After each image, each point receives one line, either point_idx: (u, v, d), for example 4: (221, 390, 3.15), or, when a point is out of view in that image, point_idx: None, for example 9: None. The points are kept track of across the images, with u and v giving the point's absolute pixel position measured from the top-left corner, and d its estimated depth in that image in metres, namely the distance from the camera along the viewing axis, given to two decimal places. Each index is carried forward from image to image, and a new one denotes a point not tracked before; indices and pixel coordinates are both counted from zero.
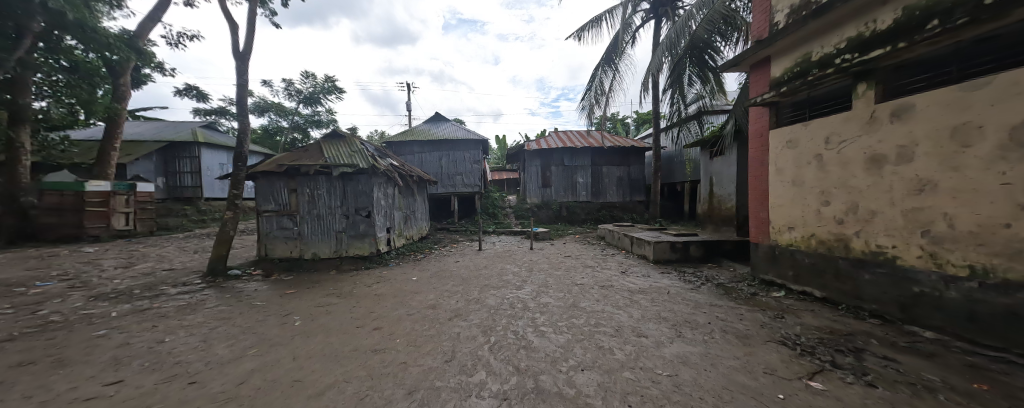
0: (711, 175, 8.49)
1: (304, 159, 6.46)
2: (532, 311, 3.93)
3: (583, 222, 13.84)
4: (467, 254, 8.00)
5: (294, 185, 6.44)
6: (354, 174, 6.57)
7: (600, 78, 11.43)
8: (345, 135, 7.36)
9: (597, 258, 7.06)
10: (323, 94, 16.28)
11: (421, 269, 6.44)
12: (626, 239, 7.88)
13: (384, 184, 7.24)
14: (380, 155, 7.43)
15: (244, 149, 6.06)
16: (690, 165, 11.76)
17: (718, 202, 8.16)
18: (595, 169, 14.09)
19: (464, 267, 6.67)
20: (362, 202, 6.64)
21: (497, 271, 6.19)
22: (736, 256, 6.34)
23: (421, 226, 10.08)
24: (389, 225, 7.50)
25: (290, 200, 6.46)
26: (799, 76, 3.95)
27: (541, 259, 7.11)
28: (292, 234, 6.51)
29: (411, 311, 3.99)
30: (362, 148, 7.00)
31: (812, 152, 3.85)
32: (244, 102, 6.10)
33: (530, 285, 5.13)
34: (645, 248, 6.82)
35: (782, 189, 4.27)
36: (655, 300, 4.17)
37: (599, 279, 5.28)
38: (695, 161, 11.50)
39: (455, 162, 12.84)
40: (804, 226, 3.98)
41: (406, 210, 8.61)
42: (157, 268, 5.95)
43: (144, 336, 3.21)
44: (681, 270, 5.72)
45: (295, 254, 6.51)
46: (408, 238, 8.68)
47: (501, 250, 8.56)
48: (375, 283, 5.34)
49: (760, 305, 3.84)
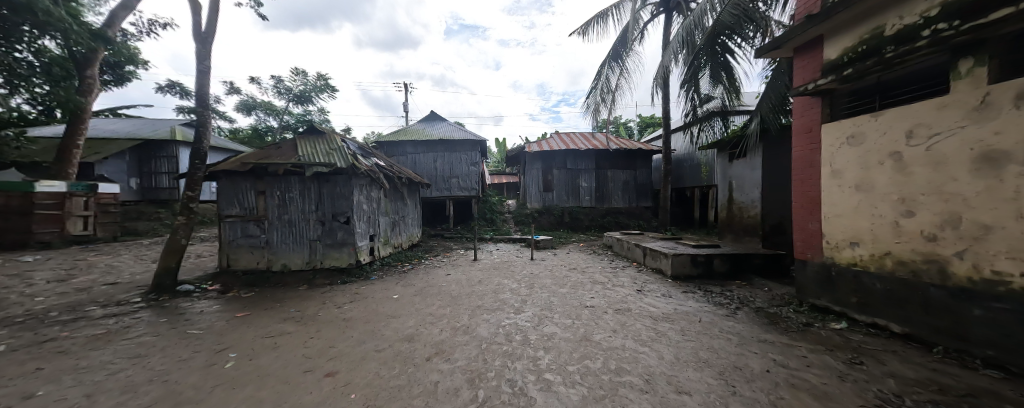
0: (731, 179, 7.71)
1: (274, 157, 5.67)
2: (534, 347, 3.11)
3: (587, 228, 13.02)
4: (461, 266, 7.17)
5: (262, 187, 5.65)
6: (333, 175, 5.80)
7: (606, 75, 10.68)
8: (326, 132, 6.60)
9: (606, 271, 6.25)
10: (315, 93, 15.60)
11: (406, 284, 5.62)
12: (637, 250, 7.11)
13: (369, 187, 6.47)
14: (365, 154, 6.67)
15: (204, 145, 5.28)
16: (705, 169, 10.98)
17: (739, 210, 7.36)
18: (599, 173, 13.33)
19: (456, 281, 5.86)
20: (340, 206, 5.85)
21: (493, 287, 5.37)
22: (768, 272, 5.51)
23: (412, 233, 9.27)
24: (373, 232, 6.71)
25: (257, 204, 5.67)
26: (866, 56, 3.17)
27: (544, 273, 6.31)
28: (259, 243, 5.71)
29: (382, 345, 3.16)
30: (344, 146, 6.23)
31: (886, 150, 3.06)
32: (206, 92, 5.34)
33: (531, 308, 4.31)
34: (661, 261, 6.02)
35: (841, 194, 3.48)
36: (686, 332, 3.35)
37: (612, 301, 4.46)
38: (709, 165, 10.75)
39: (451, 164, 12.08)
40: (875, 241, 3.17)
41: (394, 216, 7.82)
42: (98, 282, 5.13)
43: (10, 387, 2.38)
44: (707, 290, 4.91)
45: (263, 265, 5.70)
46: (396, 246, 7.87)
47: (498, 260, 7.74)
48: (348, 302, 4.51)
49: (823, 343, 3.01)
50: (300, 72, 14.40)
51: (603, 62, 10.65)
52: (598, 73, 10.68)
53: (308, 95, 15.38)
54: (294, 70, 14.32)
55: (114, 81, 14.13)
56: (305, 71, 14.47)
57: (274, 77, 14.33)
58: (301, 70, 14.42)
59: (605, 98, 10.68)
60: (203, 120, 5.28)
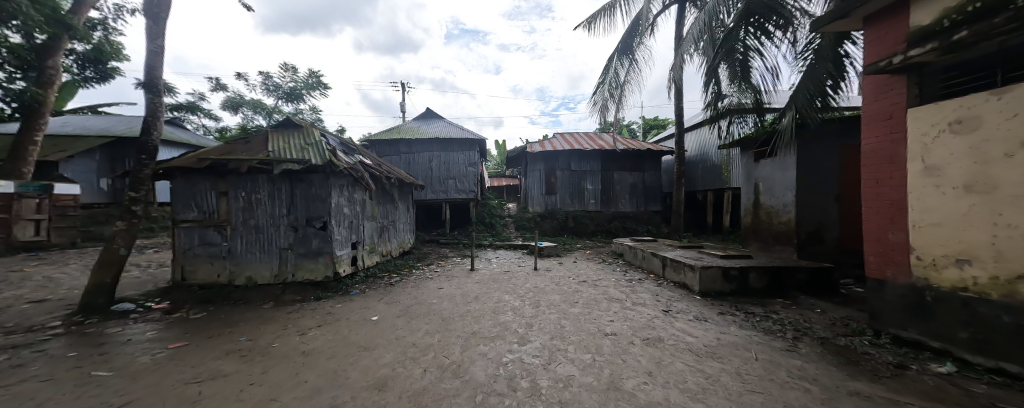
0: (757, 181, 6.94)
1: (239, 152, 4.91)
2: (546, 400, 2.30)
3: (592, 234, 12.19)
4: (456, 278, 6.34)
5: (224, 187, 4.87)
6: (306, 173, 5.01)
7: (615, 69, 9.92)
8: (304, 125, 5.82)
9: (622, 286, 5.45)
10: (306, 90, 14.92)
11: (390, 302, 4.78)
12: (655, 260, 6.31)
13: (351, 187, 5.68)
14: (347, 150, 5.91)
15: (154, 139, 4.50)
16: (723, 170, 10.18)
17: (769, 215, 6.56)
18: (605, 175, 12.58)
19: (449, 298, 5.03)
20: (316, 210, 5.06)
21: (492, 306, 4.55)
22: (815, 288, 4.71)
23: (403, 239, 8.47)
24: (357, 239, 5.92)
25: (219, 207, 4.89)
26: (983, 16, 2.36)
27: (550, 288, 5.48)
28: (220, 252, 4.90)
29: (341, 397, 2.35)
30: (323, 141, 5.46)
31: (1015, 140, 2.22)
32: (157, 76, 4.57)
33: (539, 335, 3.49)
34: (685, 274, 5.23)
35: (943, 196, 2.67)
36: (745, 378, 2.53)
37: (637, 327, 3.66)
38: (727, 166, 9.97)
39: (447, 164, 11.31)
40: (998, 260, 2.35)
41: (382, 220, 7.03)
42: (20, 299, 4.30)
43: None
44: (749, 311, 4.09)
45: (224, 278, 4.90)
46: (383, 254, 7.06)
47: (498, 271, 6.91)
48: (314, 328, 3.69)
49: (940, 400, 2.19)
50: (290, 68, 13.66)
51: (611, 55, 9.91)
52: (606, 67, 9.92)
53: (299, 93, 14.67)
54: (283, 65, 13.57)
55: (98, 78, 13.31)
56: (295, 68, 13.75)
57: (262, 73, 13.57)
58: (291, 65, 13.67)
59: (615, 94, 9.94)
60: (154, 110, 4.51)
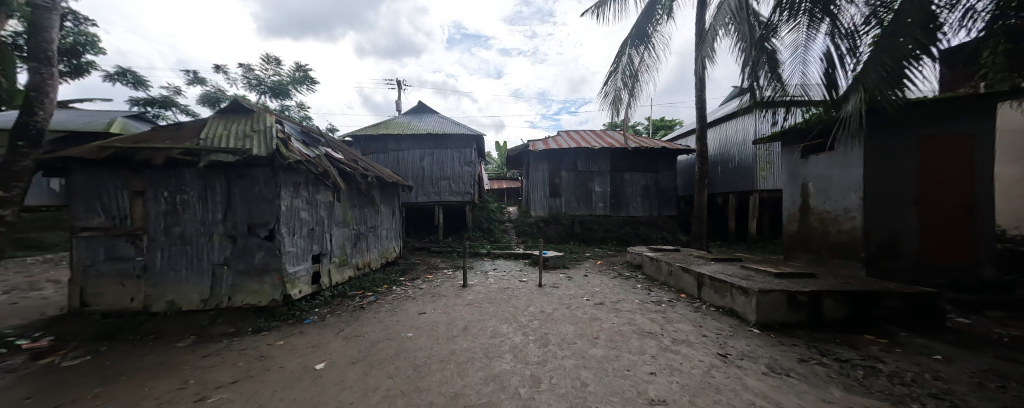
0: (805, 182, 5.81)
1: (160, 140, 3.84)
2: None
3: (601, 241, 10.94)
4: (443, 298, 5.16)
5: (140, 185, 3.79)
6: (247, 167, 3.92)
7: (629, 55, 8.74)
8: (257, 111, 4.75)
9: (651, 313, 4.31)
10: (294, 85, 14.06)
11: (350, 338, 3.60)
12: (687, 277, 5.18)
13: (313, 186, 4.61)
14: (311, 142, 4.83)
15: (40, 121, 3.40)
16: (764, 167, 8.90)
17: (823, 222, 5.44)
18: (615, 176, 11.50)
19: (429, 329, 3.86)
20: (261, 215, 3.95)
21: (484, 344, 3.39)
22: (914, 320, 3.55)
23: (386, 248, 7.36)
24: (321, 251, 4.82)
25: (134, 210, 3.80)
26: None
27: (559, 314, 4.33)
28: (133, 270, 3.78)
29: None
30: (276, 128, 4.37)
31: None
32: (48, 40, 3.49)
33: (551, 403, 2.33)
34: (733, 297, 4.09)
35: None
36: None
37: (693, 386, 2.50)
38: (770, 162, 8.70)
39: (441, 163, 10.23)
40: None
41: (356, 227, 5.93)
42: None
43: None
44: (842, 358, 2.93)
45: (137, 304, 3.78)
46: (358, 267, 5.92)
47: (495, 288, 5.75)
48: (221, 388, 2.52)
49: None
50: (272, 60, 12.62)
51: (624, 40, 8.75)
52: (619, 53, 8.77)
53: (283, 88, 13.66)
54: (264, 57, 12.54)
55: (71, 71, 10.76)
56: (279, 60, 12.73)
57: (242, 65, 12.55)
58: (274, 58, 12.65)
59: (629, 85, 8.82)
60: (47, 85, 3.50)
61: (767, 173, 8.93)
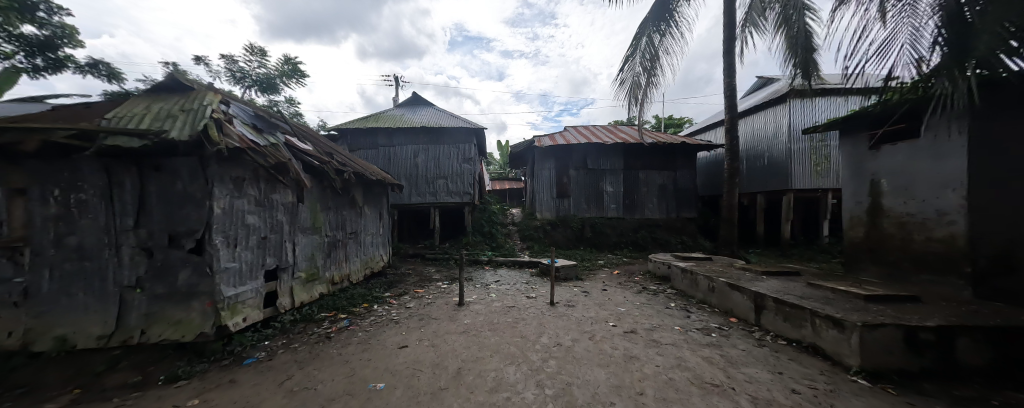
0: (875, 178, 4.76)
1: (49, 121, 2.86)
2: None
3: (614, 246, 9.89)
4: (432, 323, 4.13)
5: (21, 180, 2.82)
6: (166, 156, 2.94)
7: (648, 35, 7.76)
8: (198, 89, 3.77)
9: (704, 348, 3.29)
10: (283, 79, 13.19)
11: (296, 393, 2.56)
12: (738, 297, 4.13)
13: (265, 184, 3.63)
14: (265, 127, 3.83)
15: None
16: (818, 164, 8.17)
17: (903, 228, 4.40)
18: (629, 175, 10.48)
19: (408, 375, 2.83)
20: (185, 220, 2.96)
21: (484, 405, 2.36)
22: None
23: (371, 257, 6.37)
24: (279, 265, 3.84)
25: (14, 214, 2.82)
26: None
27: (582, 351, 3.30)
28: (10, 294, 2.80)
29: None
30: (215, 108, 3.39)
31: None
32: None
33: None
34: (816, 329, 3.04)
35: None
36: None
37: None
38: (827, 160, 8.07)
39: (437, 160, 9.25)
40: None
41: (331, 234, 4.95)
42: None
43: None
44: None
45: (13, 341, 2.77)
46: (333, 282, 4.93)
47: (497, 308, 4.72)
48: None
49: None
50: (257, 51, 11.73)
51: (643, 20, 7.79)
52: (637, 34, 7.81)
53: (271, 81, 12.75)
54: (248, 47, 11.66)
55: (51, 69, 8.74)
56: (265, 51, 11.87)
57: (225, 56, 11.64)
58: (258, 48, 11.77)
59: (649, 71, 7.81)
60: None
61: (824, 168, 8.13)
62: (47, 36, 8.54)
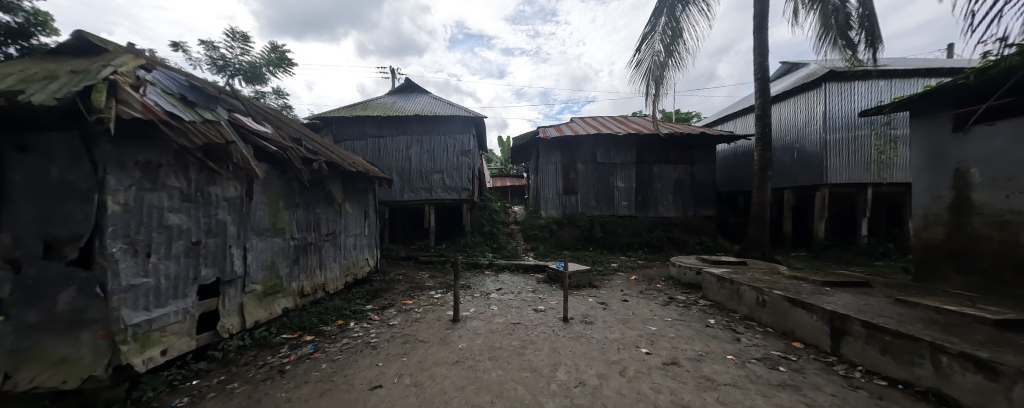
0: (962, 168, 3.87)
1: None
2: None
3: (627, 247, 9.01)
4: (419, 348, 3.29)
5: None
6: (39, 131, 2.13)
7: (669, 9, 6.87)
8: (113, 51, 2.92)
9: (780, 393, 2.42)
10: (269, 68, 12.33)
11: None
12: (805, 317, 3.28)
13: (196, 173, 2.80)
14: (200, 101, 2.99)
15: None
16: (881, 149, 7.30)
17: (1003, 229, 3.51)
18: (642, 169, 9.61)
19: None
20: (66, 221, 2.13)
21: None
22: None
23: (355, 261, 5.55)
24: (221, 278, 3.01)
25: None
26: None
27: (614, 394, 2.46)
28: None
29: None
30: (126, 71, 2.55)
31: None
32: None
33: None
34: (941, 371, 2.18)
35: None
36: None
37: None
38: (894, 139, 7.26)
39: (432, 152, 8.40)
40: None
41: (300, 236, 4.14)
42: None
43: None
44: None
45: None
46: (300, 293, 4.10)
47: (499, 326, 3.88)
48: None
49: None
50: (239, 35, 10.86)
51: None
52: (657, 8, 6.94)
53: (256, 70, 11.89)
54: (228, 32, 10.79)
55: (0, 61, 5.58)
56: (247, 37, 11.00)
57: (204, 42, 10.78)
58: (240, 33, 10.89)
59: (670, 49, 6.87)
60: None
61: (886, 158, 7.30)
62: (15, 23, 5.35)
